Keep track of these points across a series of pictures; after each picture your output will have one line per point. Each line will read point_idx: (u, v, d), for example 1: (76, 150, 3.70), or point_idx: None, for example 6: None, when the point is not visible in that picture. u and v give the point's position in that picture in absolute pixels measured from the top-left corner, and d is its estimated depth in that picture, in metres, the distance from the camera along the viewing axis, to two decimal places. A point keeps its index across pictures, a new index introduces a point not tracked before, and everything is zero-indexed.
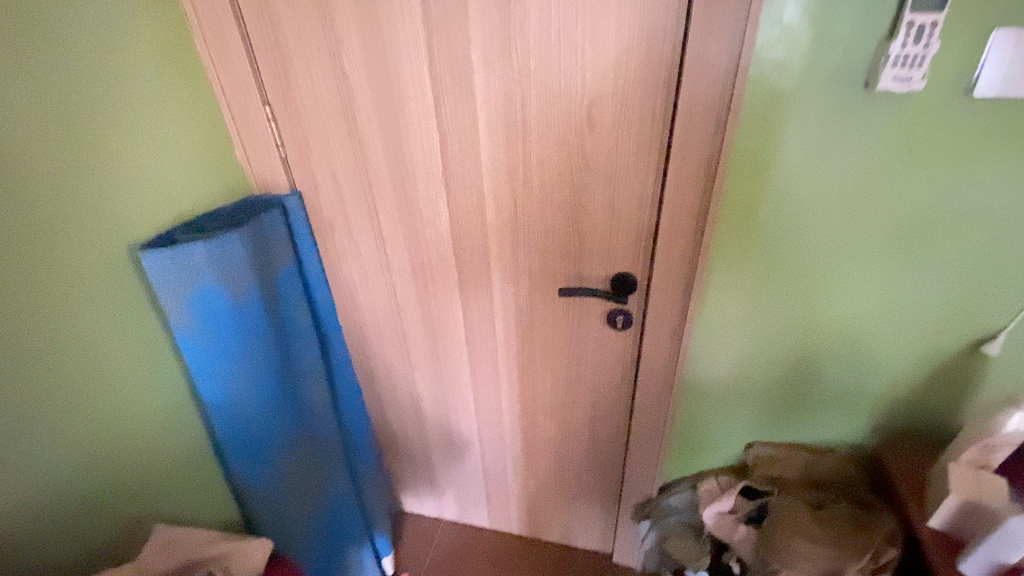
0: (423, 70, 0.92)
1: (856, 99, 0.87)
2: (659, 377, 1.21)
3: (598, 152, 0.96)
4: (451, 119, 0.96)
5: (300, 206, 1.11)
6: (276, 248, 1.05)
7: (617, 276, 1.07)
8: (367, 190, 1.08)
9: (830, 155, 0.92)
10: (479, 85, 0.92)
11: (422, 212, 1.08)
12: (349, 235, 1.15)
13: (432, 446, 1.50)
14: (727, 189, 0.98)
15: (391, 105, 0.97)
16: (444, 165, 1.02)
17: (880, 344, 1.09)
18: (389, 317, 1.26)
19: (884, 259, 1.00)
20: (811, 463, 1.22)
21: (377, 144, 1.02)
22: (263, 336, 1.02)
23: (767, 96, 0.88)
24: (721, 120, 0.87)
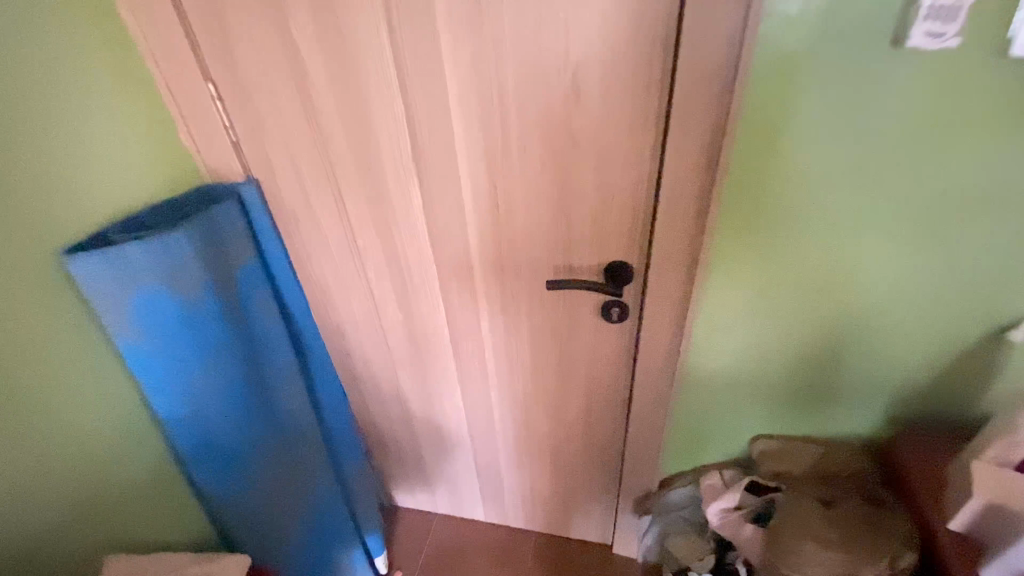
0: (382, 39, 0.81)
1: (880, 62, 0.76)
2: (659, 373, 1.12)
3: (586, 129, 0.85)
4: (419, 95, 0.85)
5: (257, 196, 1.00)
6: (233, 245, 0.95)
7: (612, 266, 0.96)
8: (331, 177, 0.97)
9: (849, 128, 0.82)
10: (449, 55, 0.81)
11: (394, 200, 0.98)
12: (314, 228, 1.04)
13: (421, 444, 1.43)
14: (732, 168, 0.88)
15: (349, 81, 0.85)
16: (415, 147, 0.91)
17: (896, 331, 1.01)
18: (365, 315, 1.16)
19: (904, 241, 0.91)
20: (821, 456, 1.15)
21: (339, 126, 0.91)
22: (224, 343, 0.94)
23: (776, 59, 0.77)
24: (725, 90, 0.76)
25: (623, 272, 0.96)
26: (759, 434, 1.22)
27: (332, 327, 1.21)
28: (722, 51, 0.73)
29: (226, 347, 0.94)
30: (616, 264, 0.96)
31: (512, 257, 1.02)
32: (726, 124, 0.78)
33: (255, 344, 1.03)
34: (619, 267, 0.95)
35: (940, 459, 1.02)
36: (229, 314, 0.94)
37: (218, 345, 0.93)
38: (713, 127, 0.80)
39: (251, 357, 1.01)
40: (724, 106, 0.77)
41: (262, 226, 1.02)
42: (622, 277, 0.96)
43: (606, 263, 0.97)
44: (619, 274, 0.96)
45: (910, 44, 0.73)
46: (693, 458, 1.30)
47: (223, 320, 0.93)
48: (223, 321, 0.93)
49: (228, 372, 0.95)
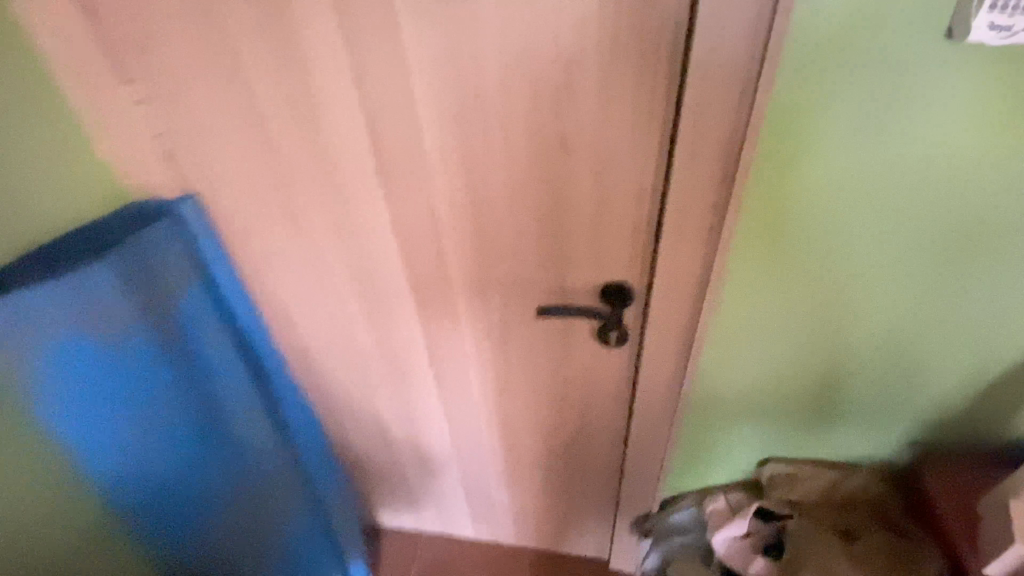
0: (332, 27, 0.65)
1: (929, 58, 0.65)
2: (662, 397, 1.01)
3: (581, 135, 0.70)
4: (380, 96, 0.70)
5: (200, 216, 0.86)
6: (167, 275, 0.84)
7: (610, 287, 0.84)
8: (282, 193, 0.82)
9: (887, 135, 0.71)
10: (414, 48, 0.66)
11: (357, 217, 0.83)
12: (267, 248, 0.90)
13: (404, 467, 1.32)
14: (752, 179, 0.76)
15: (296, 79, 0.70)
16: (379, 157, 0.76)
17: (923, 352, 0.92)
18: (334, 337, 1.03)
19: (941, 259, 0.81)
20: (838, 481, 1.08)
21: (286, 133, 0.76)
22: (155, 386, 0.85)
23: (810, 50, 0.66)
24: (750, 91, 0.62)
25: (623, 294, 0.84)
26: (769, 456, 1.13)
27: (297, 353, 1.08)
28: (748, 47, 0.59)
29: (158, 390, 0.86)
30: (614, 285, 0.84)
31: (496, 278, 0.88)
32: (749, 132, 0.64)
33: (205, 380, 0.92)
34: (619, 288, 0.84)
35: (970, 491, 0.95)
36: (159, 354, 0.85)
37: (147, 388, 0.84)
38: (733, 135, 0.65)
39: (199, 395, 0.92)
40: (746, 110, 0.63)
41: (208, 249, 0.89)
42: (622, 300, 0.84)
43: (604, 285, 0.85)
44: (618, 296, 0.84)
45: (971, 38, 0.62)
46: (697, 476, 1.21)
47: (152, 361, 0.84)
48: (152, 363, 0.84)
49: (163, 417, 0.87)
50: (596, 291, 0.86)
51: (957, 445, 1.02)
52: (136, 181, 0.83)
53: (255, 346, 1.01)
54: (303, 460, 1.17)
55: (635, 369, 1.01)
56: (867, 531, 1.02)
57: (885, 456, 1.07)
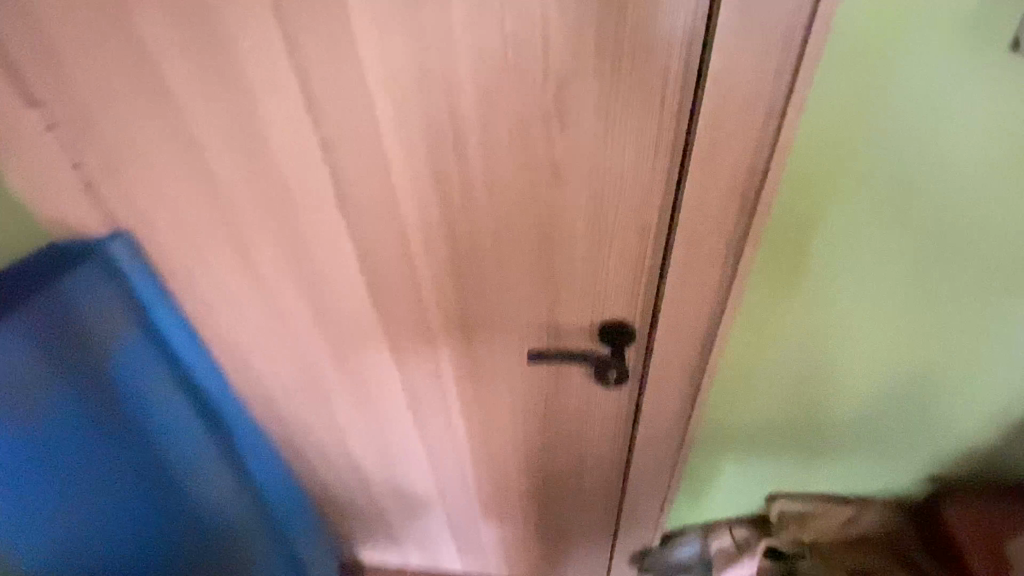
0: (271, 37, 0.54)
1: (983, 69, 0.57)
2: (665, 441, 0.91)
3: (576, 166, 0.59)
4: (335, 116, 0.58)
5: (133, 258, 0.75)
6: (95, 326, 0.76)
7: (608, 326, 0.74)
8: (227, 225, 0.71)
9: (930, 156, 0.63)
10: (372, 61, 0.54)
11: (317, 252, 0.72)
12: (219, 284, 0.78)
13: (384, 509, 1.21)
14: (777, 202, 0.68)
15: (233, 97, 0.58)
16: (337, 187, 0.64)
17: (946, 385, 0.85)
18: (301, 378, 0.92)
19: (971, 288, 0.74)
20: (851, 519, 1.00)
21: (227, 159, 0.64)
22: (93, 451, 0.77)
23: (841, 61, 0.58)
24: (778, 109, 0.52)
25: (623, 334, 0.74)
26: (777, 491, 1.05)
27: (257, 395, 0.96)
28: (776, 59, 0.49)
29: (94, 454, 0.78)
30: (613, 325, 0.74)
31: (480, 318, 0.78)
32: (775, 155, 0.55)
33: (146, 436, 0.85)
34: (618, 326, 0.73)
35: (995, 525, 0.88)
36: (93, 416, 0.77)
37: (83, 455, 0.76)
38: (757, 159, 0.55)
39: (143, 454, 0.84)
40: (773, 130, 0.53)
41: (145, 294, 0.79)
42: (622, 340, 0.74)
43: (601, 324, 0.74)
44: (618, 335, 0.74)
45: None
46: (701, 511, 1.13)
47: (85, 425, 0.76)
48: (84, 427, 0.76)
49: (102, 484, 0.79)
50: (593, 330, 0.76)
51: (981, 478, 0.95)
52: (59, 214, 0.71)
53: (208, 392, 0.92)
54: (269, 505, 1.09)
55: (634, 417, 0.89)
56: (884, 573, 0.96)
57: (903, 492, 1.00)
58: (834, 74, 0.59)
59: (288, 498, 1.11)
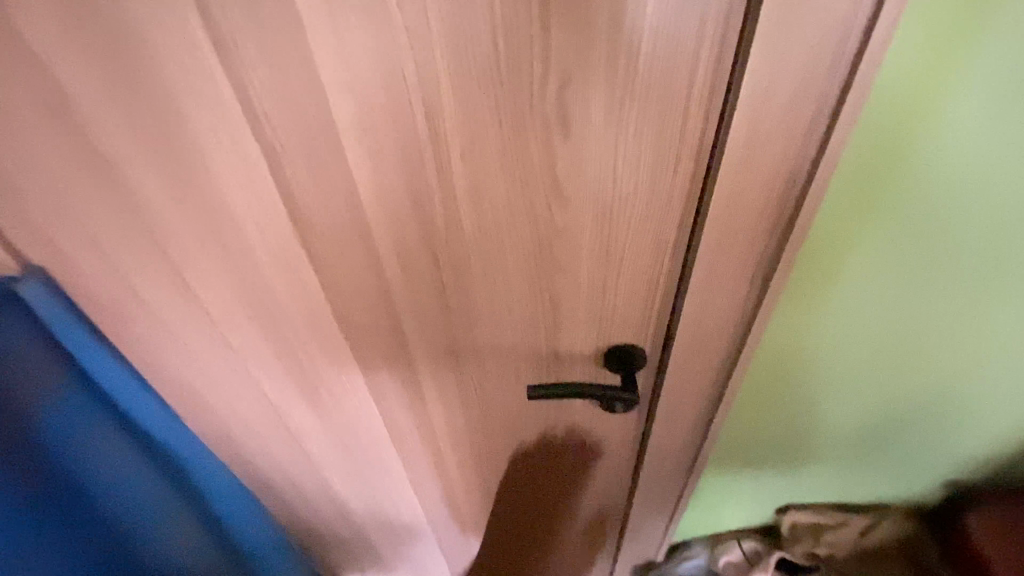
0: (179, 33, 0.40)
1: None
2: (675, 463, 0.84)
3: (581, 181, 0.49)
4: (280, 133, 0.46)
5: (53, 300, 0.65)
6: (33, 391, 0.68)
7: (615, 351, 0.66)
8: (160, 257, 0.59)
9: (998, 165, 0.54)
10: (323, 63, 0.42)
11: (275, 287, 0.61)
12: (163, 322, 0.67)
13: (371, 540, 1.12)
14: (818, 219, 0.59)
15: (145, 114, 0.46)
16: (291, 214, 0.53)
17: (974, 400, 0.80)
18: (267, 418, 0.82)
19: (1015, 304, 0.67)
20: (865, 531, 0.97)
21: (148, 184, 0.51)
22: (51, 523, 0.71)
23: (904, 53, 0.47)
24: (829, 105, 0.43)
25: (633, 359, 0.65)
26: (790, 503, 1.01)
27: (219, 435, 0.86)
28: (833, 49, 0.39)
29: (53, 527, 0.71)
30: (621, 348, 0.65)
31: (471, 349, 0.68)
32: (821, 160, 0.46)
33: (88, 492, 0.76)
34: (627, 350, 0.65)
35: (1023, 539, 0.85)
36: (47, 486, 0.70)
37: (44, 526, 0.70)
38: (800, 165, 0.47)
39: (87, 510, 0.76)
40: (821, 131, 0.45)
41: (75, 343, 0.70)
42: (632, 365, 0.66)
43: (608, 348, 0.66)
44: (627, 361, 0.65)
45: None
46: (708, 523, 1.08)
47: (44, 497, 0.70)
48: (42, 501, 0.69)
49: (62, 555, 0.73)
50: (598, 355, 0.67)
51: (1002, 483, 0.93)
52: None
53: (164, 442, 0.85)
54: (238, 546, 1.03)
55: (642, 442, 0.82)
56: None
57: (916, 496, 0.97)
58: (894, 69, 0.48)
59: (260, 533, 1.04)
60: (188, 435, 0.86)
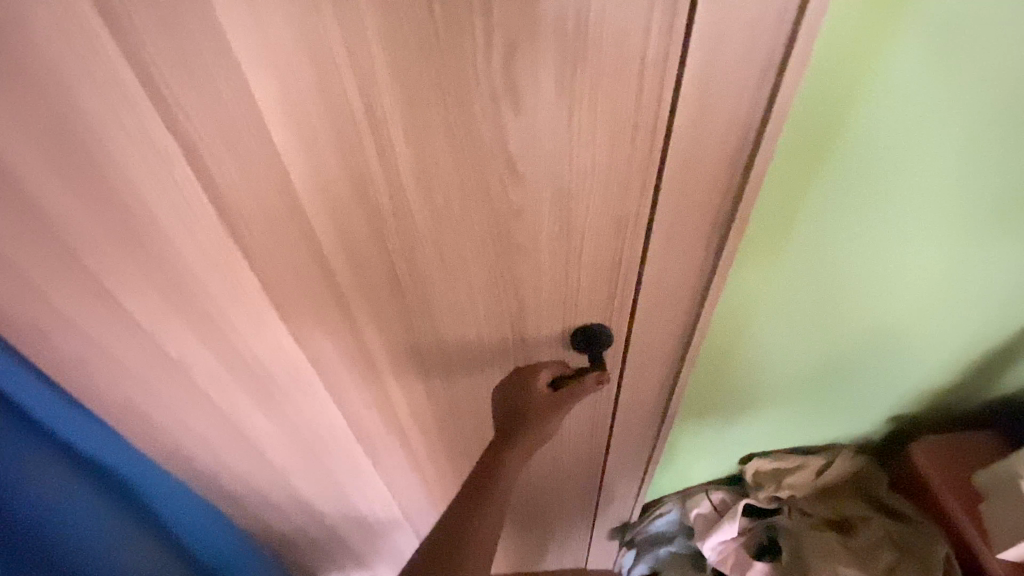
0: (59, 18, 0.34)
1: (994, 25, 0.48)
2: (642, 429, 0.85)
3: (535, 160, 0.47)
4: (196, 117, 0.41)
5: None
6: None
7: (581, 331, 0.65)
8: (77, 268, 0.53)
9: (939, 119, 0.55)
10: (237, 41, 0.37)
11: (211, 291, 0.56)
12: (89, 335, 0.60)
13: (346, 536, 1.10)
14: (767, 178, 0.59)
15: (30, 108, 0.39)
16: (220, 210, 0.48)
17: (911, 343, 0.84)
18: (219, 429, 0.77)
19: (946, 253, 0.70)
20: (822, 470, 1.04)
21: (55, 189, 0.45)
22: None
23: (844, 14, 0.46)
24: (775, 62, 0.41)
25: (598, 337, 0.64)
26: (754, 452, 1.05)
27: (169, 450, 0.80)
28: (777, 12, 0.38)
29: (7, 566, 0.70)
30: (587, 328, 0.64)
31: (431, 338, 0.65)
32: (769, 120, 0.45)
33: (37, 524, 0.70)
34: (593, 330, 0.64)
35: (955, 461, 0.96)
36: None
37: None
38: (748, 128, 0.46)
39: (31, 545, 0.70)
40: (768, 90, 0.43)
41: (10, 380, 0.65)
42: (597, 343, 0.64)
43: (575, 328, 0.65)
44: (593, 341, 0.64)
45: None
46: (677, 480, 1.11)
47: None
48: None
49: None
50: (564, 337, 0.66)
51: (938, 413, 1.00)
52: None
53: (117, 470, 0.80)
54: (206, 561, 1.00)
55: (610, 418, 0.81)
56: (862, 518, 1.01)
57: (866, 435, 1.03)
58: (833, 31, 0.47)
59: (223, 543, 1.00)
60: (140, 459, 0.81)
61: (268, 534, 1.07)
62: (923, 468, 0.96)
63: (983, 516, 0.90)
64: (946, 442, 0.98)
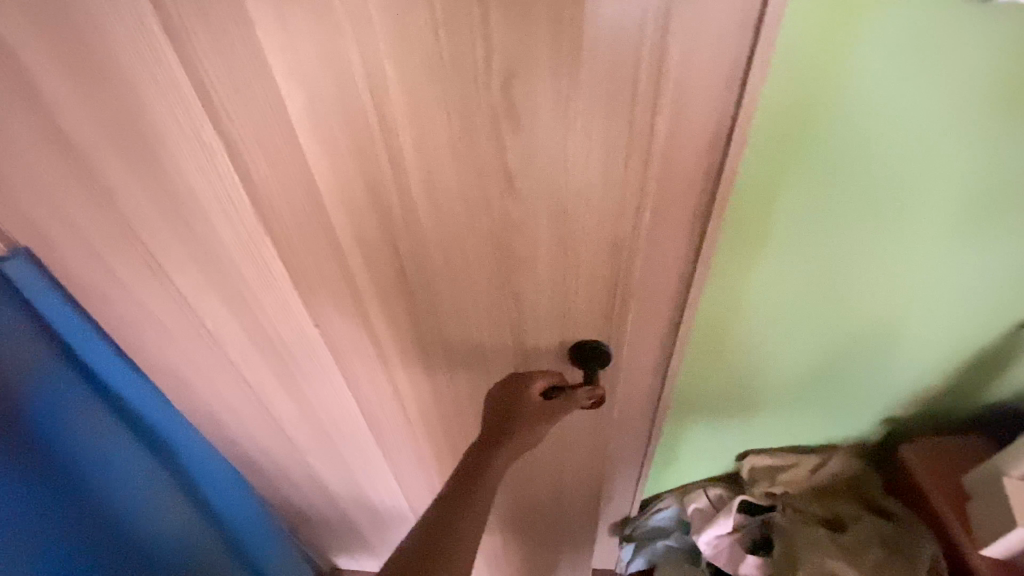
0: (152, 36, 0.42)
1: (947, 38, 0.52)
2: (633, 435, 0.88)
3: (532, 177, 0.51)
4: (235, 118, 0.47)
5: (38, 277, 0.65)
6: (13, 370, 0.66)
7: (581, 346, 0.68)
8: (139, 245, 0.60)
9: (903, 127, 0.58)
10: (276, 62, 0.44)
11: (245, 277, 0.62)
12: (144, 306, 0.68)
13: (357, 520, 1.15)
14: (741, 183, 0.63)
15: (100, 90, 0.46)
16: (255, 205, 0.54)
17: (901, 343, 0.87)
18: (248, 403, 0.83)
19: (927, 254, 0.73)
20: (816, 468, 1.08)
21: (129, 176, 0.53)
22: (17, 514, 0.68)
23: (801, 32, 0.51)
24: (738, 83, 0.45)
25: (595, 354, 0.68)
26: (748, 449, 1.10)
27: (206, 417, 0.88)
28: (732, 42, 0.43)
29: (26, 509, 0.69)
30: (586, 345, 0.68)
31: (439, 338, 0.70)
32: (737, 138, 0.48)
33: (79, 479, 0.75)
34: (591, 347, 0.68)
35: (945, 463, 0.98)
36: (20, 466, 0.67)
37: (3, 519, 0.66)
38: (715, 146, 0.50)
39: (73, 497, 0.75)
40: (732, 109, 0.47)
41: (75, 336, 0.72)
42: (594, 359, 0.68)
43: (574, 343, 0.69)
44: (590, 357, 0.68)
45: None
46: (677, 476, 1.15)
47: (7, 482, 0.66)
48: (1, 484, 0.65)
49: (60, 538, 0.73)
50: (563, 349, 0.70)
51: (932, 416, 1.02)
52: None
53: (149, 419, 0.85)
54: (229, 525, 1.03)
55: (606, 422, 0.85)
56: (854, 518, 1.03)
57: (859, 437, 1.06)
58: (792, 48, 0.52)
59: (251, 516, 1.05)
60: (174, 415, 0.86)
61: (287, 511, 1.14)
62: (911, 470, 0.99)
63: (969, 514, 0.92)
64: (936, 445, 1.00)
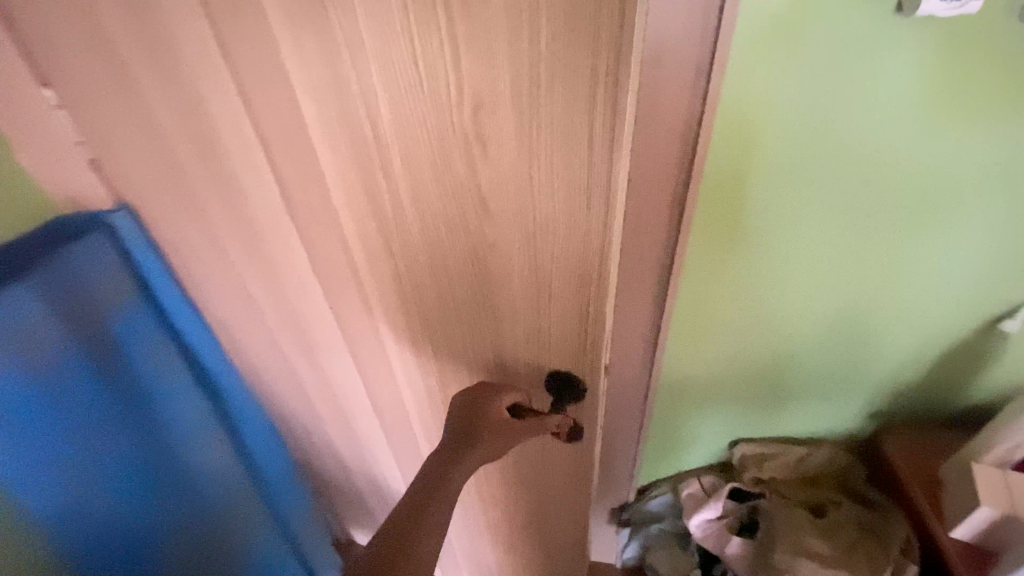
0: (216, 62, 0.53)
1: (877, 47, 0.61)
2: (627, 403, 0.98)
3: (503, 201, 0.56)
4: (266, 123, 0.56)
5: (134, 231, 0.80)
6: (107, 301, 0.79)
7: (556, 375, 0.72)
8: (205, 223, 0.73)
9: (849, 126, 0.67)
10: (297, 90, 0.52)
11: (279, 260, 0.73)
12: (208, 275, 0.82)
13: (368, 498, 1.24)
14: (708, 176, 0.73)
15: (178, 96, 0.58)
16: (286, 201, 0.64)
17: (880, 331, 0.92)
18: (284, 371, 0.95)
19: (892, 246, 0.80)
20: (805, 457, 1.13)
21: (199, 166, 0.65)
22: (91, 418, 0.78)
23: (752, 45, 0.62)
24: (704, 77, 0.59)
25: (568, 383, 0.72)
26: (737, 439, 1.15)
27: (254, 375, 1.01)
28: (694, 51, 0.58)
29: (106, 423, 0.80)
30: (560, 374, 0.71)
31: (429, 343, 0.75)
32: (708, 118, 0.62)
33: (151, 408, 0.87)
34: (564, 377, 0.71)
35: (924, 454, 1.02)
36: (106, 378, 0.79)
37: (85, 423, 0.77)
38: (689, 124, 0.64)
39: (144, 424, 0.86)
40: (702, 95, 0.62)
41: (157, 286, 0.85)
42: (565, 389, 0.72)
43: (549, 371, 0.72)
44: (563, 386, 0.72)
45: (920, 12, 0.58)
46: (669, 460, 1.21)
47: (95, 389, 0.78)
48: (91, 390, 0.77)
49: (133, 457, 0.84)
50: (541, 378, 0.74)
51: (917, 410, 1.07)
52: (66, 194, 0.76)
53: (207, 369, 0.97)
54: (263, 478, 1.13)
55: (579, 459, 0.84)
56: (835, 505, 1.07)
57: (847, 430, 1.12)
58: (746, 57, 0.62)
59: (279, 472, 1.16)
60: (228, 366, 0.99)
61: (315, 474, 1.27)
62: (890, 457, 1.03)
63: (942, 500, 0.96)
64: (918, 437, 1.04)
